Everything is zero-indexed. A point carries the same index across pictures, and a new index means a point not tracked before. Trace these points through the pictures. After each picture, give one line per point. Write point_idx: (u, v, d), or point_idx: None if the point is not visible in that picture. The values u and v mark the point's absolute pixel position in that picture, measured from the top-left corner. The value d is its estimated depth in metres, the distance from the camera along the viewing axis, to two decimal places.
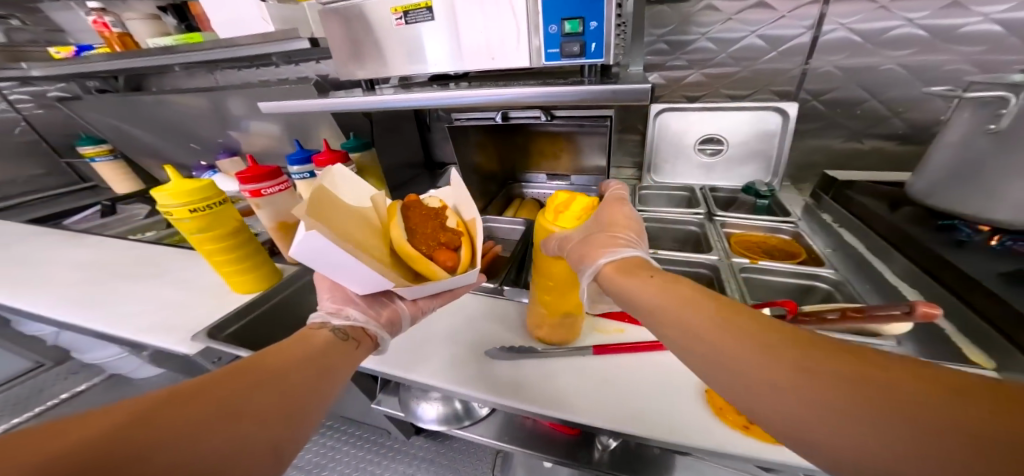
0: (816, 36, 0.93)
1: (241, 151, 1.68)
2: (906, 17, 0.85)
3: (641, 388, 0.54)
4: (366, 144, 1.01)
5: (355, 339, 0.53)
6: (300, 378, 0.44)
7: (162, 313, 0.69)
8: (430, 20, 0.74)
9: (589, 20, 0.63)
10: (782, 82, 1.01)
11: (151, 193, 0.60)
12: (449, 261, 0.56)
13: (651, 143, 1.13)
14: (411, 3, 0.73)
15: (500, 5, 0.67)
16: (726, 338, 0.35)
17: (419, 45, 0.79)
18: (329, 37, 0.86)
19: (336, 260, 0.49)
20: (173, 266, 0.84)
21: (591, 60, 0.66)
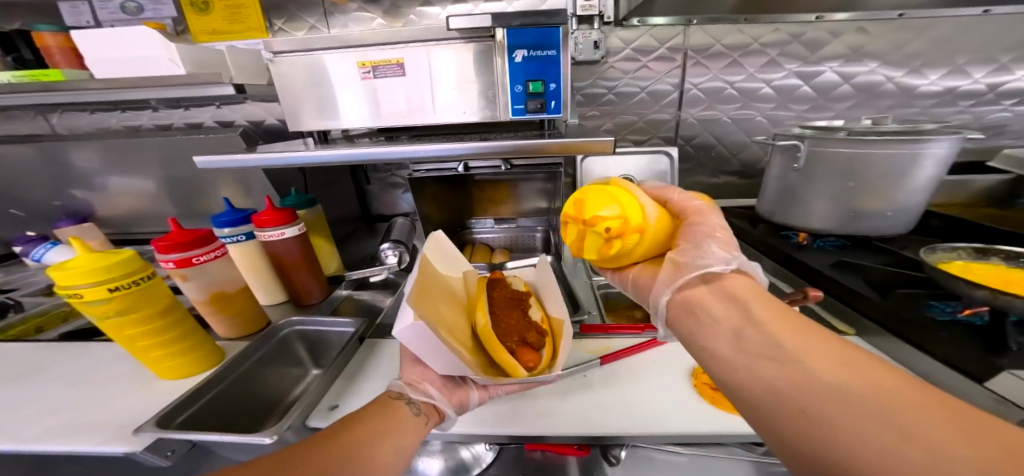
0: (681, 93, 1.26)
1: (94, 216, 1.30)
2: (728, 80, 1.22)
3: (648, 396, 0.60)
4: (309, 199, 0.86)
5: (427, 416, 0.52)
6: (373, 454, 0.45)
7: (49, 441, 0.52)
8: (401, 75, 0.79)
9: (549, 82, 0.76)
10: (665, 130, 1.32)
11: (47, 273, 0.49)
12: (530, 362, 0.61)
13: (581, 185, 1.32)
14: (382, 59, 0.78)
15: (472, 68, 0.77)
16: (830, 399, 0.31)
17: (386, 100, 0.82)
18: (276, 84, 0.84)
19: (428, 348, 0.56)
20: (52, 363, 0.70)
21: (551, 115, 0.79)
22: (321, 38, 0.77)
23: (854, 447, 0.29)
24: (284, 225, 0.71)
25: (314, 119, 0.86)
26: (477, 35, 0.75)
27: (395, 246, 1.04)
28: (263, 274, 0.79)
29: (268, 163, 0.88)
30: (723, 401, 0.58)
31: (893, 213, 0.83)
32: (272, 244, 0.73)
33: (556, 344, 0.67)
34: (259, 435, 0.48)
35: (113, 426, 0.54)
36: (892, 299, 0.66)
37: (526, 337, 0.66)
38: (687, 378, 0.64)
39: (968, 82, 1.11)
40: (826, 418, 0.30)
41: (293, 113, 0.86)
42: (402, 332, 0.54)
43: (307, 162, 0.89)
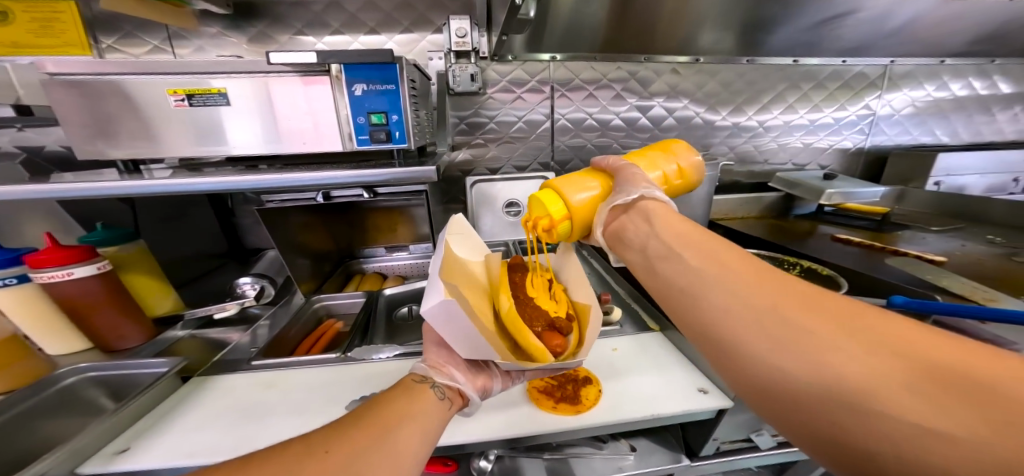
0: (552, 123, 1.41)
1: None
2: (588, 112, 1.40)
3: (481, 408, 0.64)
4: (131, 233, 0.80)
5: (450, 400, 0.56)
6: (403, 436, 0.46)
7: None
8: (225, 105, 0.77)
9: (390, 114, 0.80)
10: (544, 156, 1.46)
11: None
12: (556, 345, 0.64)
13: (473, 208, 1.38)
14: (199, 88, 0.75)
15: (313, 98, 0.77)
16: (716, 289, 0.37)
17: (223, 130, 0.79)
18: (52, 107, 0.75)
19: (456, 324, 0.58)
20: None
21: (396, 144, 0.82)
22: (111, 63, 0.71)
23: (727, 322, 0.35)
24: (72, 265, 0.63)
25: (164, 144, 0.79)
26: (311, 69, 0.75)
27: (256, 281, 1.02)
28: (49, 321, 0.67)
29: (65, 194, 0.77)
30: (544, 401, 0.64)
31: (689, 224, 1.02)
32: (55, 286, 0.63)
33: (581, 326, 0.70)
34: None
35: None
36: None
37: (552, 321, 0.69)
38: (523, 384, 0.70)
39: (745, 118, 1.42)
40: (706, 303, 0.37)
41: (98, 140, 0.78)
42: (432, 311, 0.57)
43: (109, 194, 0.79)
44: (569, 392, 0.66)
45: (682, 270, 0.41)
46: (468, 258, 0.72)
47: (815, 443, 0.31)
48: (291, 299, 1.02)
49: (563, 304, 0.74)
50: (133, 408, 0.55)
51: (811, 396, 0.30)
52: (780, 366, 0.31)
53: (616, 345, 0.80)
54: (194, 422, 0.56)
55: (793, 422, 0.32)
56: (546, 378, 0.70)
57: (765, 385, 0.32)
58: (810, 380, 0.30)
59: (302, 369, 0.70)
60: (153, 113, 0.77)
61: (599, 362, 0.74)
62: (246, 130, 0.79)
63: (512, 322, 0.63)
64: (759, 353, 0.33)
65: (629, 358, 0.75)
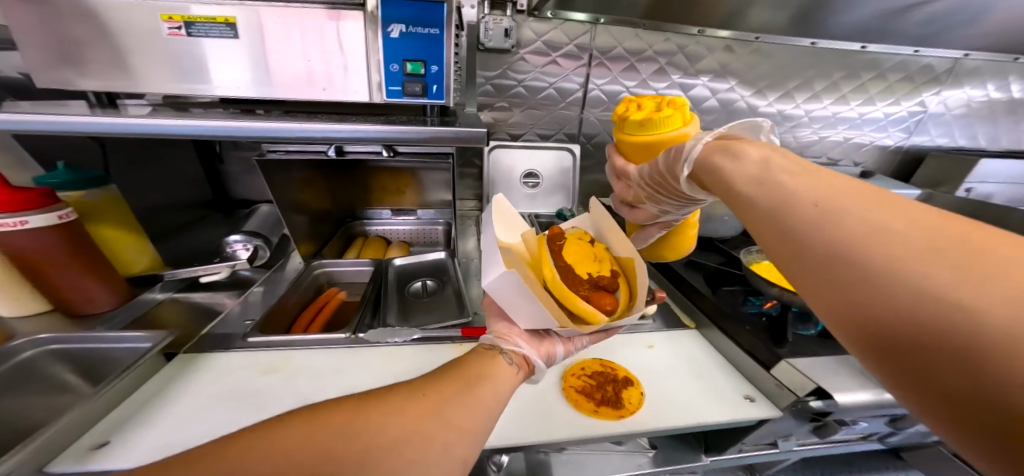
0: (585, 93, 1.28)
1: None
2: (626, 85, 1.28)
3: (514, 406, 0.58)
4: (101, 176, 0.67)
5: (517, 366, 0.49)
6: (482, 393, 0.41)
7: None
8: (232, 39, 0.63)
9: (430, 64, 0.68)
10: (570, 126, 1.34)
11: None
12: (608, 305, 0.53)
13: (487, 175, 1.26)
14: (203, 15, 0.61)
15: (331, 31, 0.64)
16: (859, 204, 0.31)
17: (226, 65, 0.65)
18: (11, 24, 0.60)
19: (520, 296, 0.51)
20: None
21: (433, 100, 0.71)
22: None
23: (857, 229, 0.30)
24: (25, 213, 0.52)
25: (150, 79, 0.65)
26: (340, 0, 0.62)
27: (247, 240, 0.86)
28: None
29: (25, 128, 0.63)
30: (583, 403, 0.59)
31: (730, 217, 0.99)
32: (4, 237, 0.52)
33: (630, 280, 0.58)
34: None
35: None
36: (720, 296, 0.81)
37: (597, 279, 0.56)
38: (556, 381, 0.64)
39: (791, 106, 1.34)
40: (836, 215, 0.31)
41: (58, 64, 0.63)
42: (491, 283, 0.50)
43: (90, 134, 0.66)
44: (610, 394, 0.60)
45: (805, 188, 0.34)
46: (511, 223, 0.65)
47: (906, 382, 0.26)
48: (289, 265, 0.91)
49: (608, 259, 0.60)
50: (118, 386, 0.47)
51: (953, 319, 0.24)
52: (921, 285, 0.25)
53: (650, 341, 0.74)
54: (189, 410, 0.47)
55: (897, 357, 0.27)
56: (583, 377, 0.64)
57: (892, 308, 0.26)
58: (967, 305, 0.24)
59: (303, 354, 0.60)
60: (139, 42, 0.62)
61: (639, 361, 0.68)
62: (233, 66, 0.66)
63: (557, 290, 0.53)
64: (898, 268, 0.27)
65: (672, 359, 0.69)
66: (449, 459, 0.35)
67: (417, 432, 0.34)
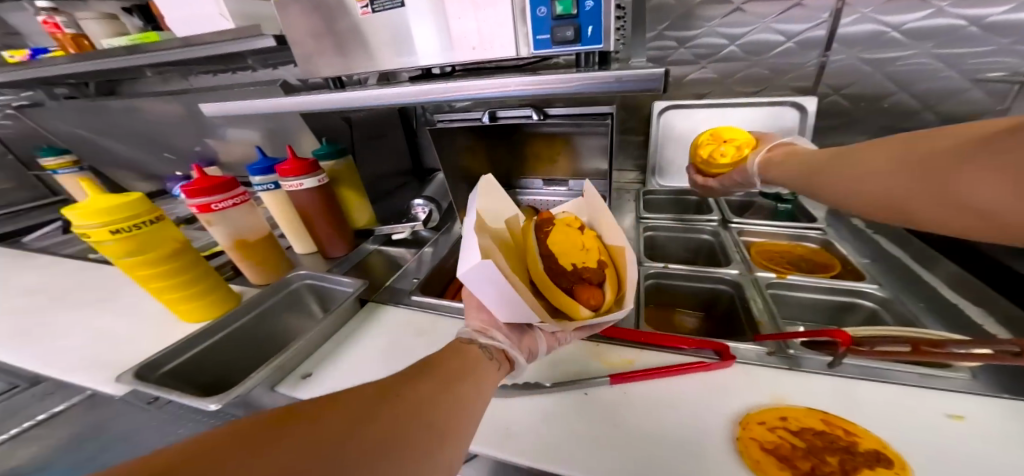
0: (834, 28, 0.83)
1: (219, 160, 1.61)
2: (938, 5, 0.75)
3: (660, 440, 0.42)
4: (341, 150, 0.86)
5: (498, 362, 0.44)
6: (467, 390, 0.36)
7: (97, 350, 0.61)
8: (400, 6, 0.66)
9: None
10: (797, 77, 0.91)
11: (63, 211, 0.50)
12: (592, 300, 0.47)
13: (656, 144, 1.04)
14: None
15: None
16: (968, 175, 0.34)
17: (400, 38, 0.70)
18: (285, 32, 0.76)
19: (495, 293, 0.44)
20: (126, 288, 0.80)
21: (588, 46, 0.56)
22: None
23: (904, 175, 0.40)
24: (303, 176, 0.76)
25: (356, 59, 0.75)
26: None
27: (427, 203, 0.97)
28: (292, 222, 0.85)
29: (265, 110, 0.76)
30: (774, 469, 0.38)
31: None
32: (296, 194, 0.78)
33: (618, 271, 0.51)
34: (205, 402, 0.45)
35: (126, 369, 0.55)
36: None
37: (579, 270, 0.49)
38: (726, 424, 0.43)
39: None
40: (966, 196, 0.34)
41: (303, 57, 0.78)
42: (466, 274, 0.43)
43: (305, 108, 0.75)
44: (832, 472, 0.37)
45: (858, 172, 0.45)
46: (501, 207, 0.57)
47: None
48: (453, 229, 1.01)
49: (596, 248, 0.52)
50: (326, 325, 0.61)
51: None
52: None
53: (951, 408, 0.43)
54: (356, 361, 0.58)
55: None
56: (780, 432, 0.41)
57: None
58: None
59: (447, 323, 0.65)
60: (348, 36, 0.73)
61: (908, 438, 0.40)
62: (426, 36, 0.68)
63: (541, 284, 0.47)
64: (967, 178, 0.33)
65: (1003, 467, 0.36)
66: (434, 463, 0.30)
67: (396, 443, 0.29)
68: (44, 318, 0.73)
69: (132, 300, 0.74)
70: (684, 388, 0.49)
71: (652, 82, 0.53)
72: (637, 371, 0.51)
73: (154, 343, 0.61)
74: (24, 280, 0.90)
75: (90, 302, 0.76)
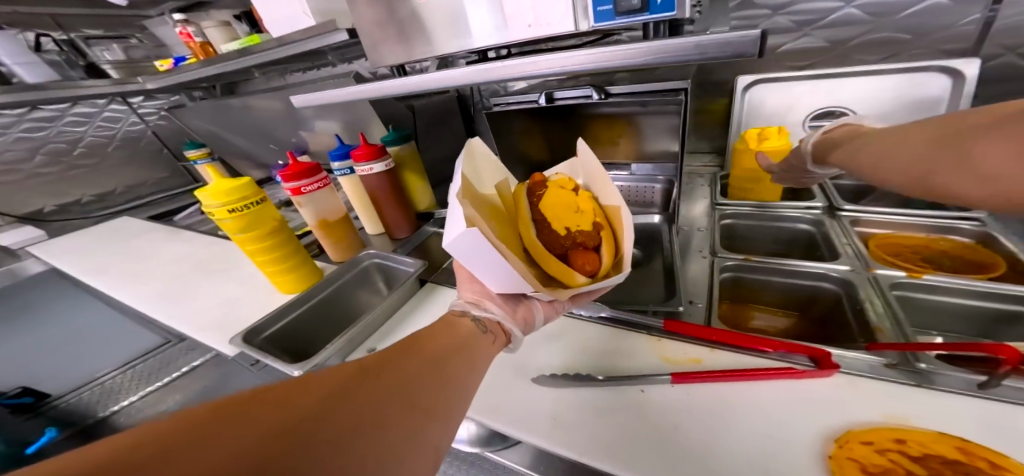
0: None
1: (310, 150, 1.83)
2: None
3: (733, 454, 0.37)
4: (405, 136, 0.90)
5: (493, 334, 0.46)
6: (454, 372, 0.37)
7: (215, 312, 0.74)
8: None
9: None
10: (953, 30, 0.71)
11: (197, 193, 0.62)
12: (588, 265, 0.46)
13: (737, 123, 0.92)
14: None
15: None
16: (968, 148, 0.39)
17: (459, 22, 0.70)
18: (356, 23, 0.82)
19: (485, 261, 0.44)
20: (241, 260, 0.94)
21: (656, 15, 0.50)
22: None
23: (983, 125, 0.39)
24: (373, 162, 0.81)
25: (416, 47, 0.79)
26: None
27: None
28: (364, 205, 0.92)
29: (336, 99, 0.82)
30: None
31: None
32: (365, 179, 0.85)
33: (618, 233, 0.50)
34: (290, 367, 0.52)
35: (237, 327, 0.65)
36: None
37: (572, 235, 0.49)
38: (817, 445, 0.37)
39: None
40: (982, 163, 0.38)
41: (374, 45, 0.84)
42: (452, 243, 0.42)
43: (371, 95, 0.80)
44: None
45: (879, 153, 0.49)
46: (491, 173, 0.56)
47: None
48: None
49: (591, 209, 0.51)
50: (392, 300, 0.66)
51: None
52: None
53: None
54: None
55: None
56: (893, 456, 0.34)
57: None
58: None
59: None
60: (411, 24, 0.76)
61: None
62: (480, 15, 0.67)
63: (534, 251, 0.48)
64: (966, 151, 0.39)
65: None
66: (422, 443, 0.31)
67: (379, 416, 0.30)
68: (185, 282, 0.90)
69: (242, 271, 0.88)
70: (769, 395, 0.42)
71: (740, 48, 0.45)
72: (706, 371, 0.45)
73: (256, 309, 0.72)
74: (172, 251, 1.13)
75: (216, 270, 0.92)
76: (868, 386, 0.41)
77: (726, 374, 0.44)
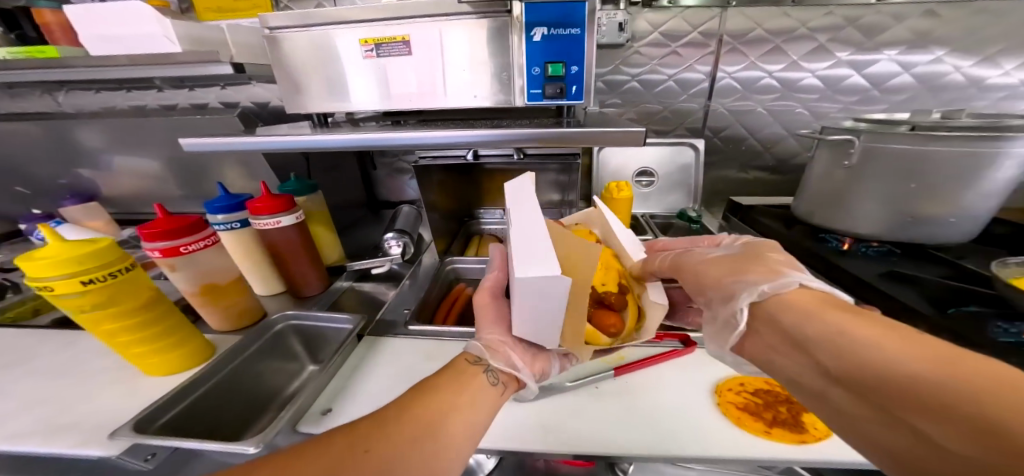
0: (712, 82, 1.14)
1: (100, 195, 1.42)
2: (767, 70, 1.10)
3: (666, 412, 0.54)
4: (311, 185, 0.89)
5: (503, 385, 0.50)
6: (448, 433, 0.42)
7: (2, 419, 0.49)
8: (407, 55, 0.70)
9: (571, 64, 0.65)
10: (692, 121, 1.20)
11: (12, 261, 0.42)
12: (613, 326, 0.52)
13: (595, 174, 1.23)
14: (384, 35, 0.70)
15: (463, 41, 0.68)
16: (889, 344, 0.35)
17: (388, 79, 0.74)
18: (276, 64, 0.75)
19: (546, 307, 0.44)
20: (34, 348, 0.65)
21: (571, 101, 0.68)
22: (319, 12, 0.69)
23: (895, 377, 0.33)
24: (280, 214, 0.75)
25: (347, 102, 0.77)
26: (493, 11, 0.65)
27: (399, 237, 1.00)
28: (255, 261, 0.81)
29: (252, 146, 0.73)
30: (750, 422, 0.51)
31: (959, 220, 0.70)
32: (266, 232, 0.77)
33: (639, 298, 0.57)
34: (244, 443, 0.44)
35: (92, 425, 0.47)
36: (956, 316, 0.56)
37: (600, 296, 0.55)
38: (709, 395, 0.57)
39: None
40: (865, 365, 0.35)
41: (291, 85, 0.78)
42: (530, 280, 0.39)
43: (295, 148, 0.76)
44: (786, 416, 0.52)
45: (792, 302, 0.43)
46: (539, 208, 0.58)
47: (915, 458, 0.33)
48: (428, 266, 1.05)
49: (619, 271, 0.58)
50: (327, 372, 0.59)
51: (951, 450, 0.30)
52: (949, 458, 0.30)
53: None
54: (377, 389, 0.59)
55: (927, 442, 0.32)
56: (744, 394, 0.56)
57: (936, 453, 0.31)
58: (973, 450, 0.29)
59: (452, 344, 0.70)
60: (336, 69, 0.75)
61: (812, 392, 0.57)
62: (410, 78, 0.73)
63: None
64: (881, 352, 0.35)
65: None
66: None
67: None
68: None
69: (37, 359, 0.61)
70: (673, 369, 0.63)
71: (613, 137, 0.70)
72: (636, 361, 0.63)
73: (96, 399, 0.51)
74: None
75: None
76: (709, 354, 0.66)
77: (643, 362, 0.63)
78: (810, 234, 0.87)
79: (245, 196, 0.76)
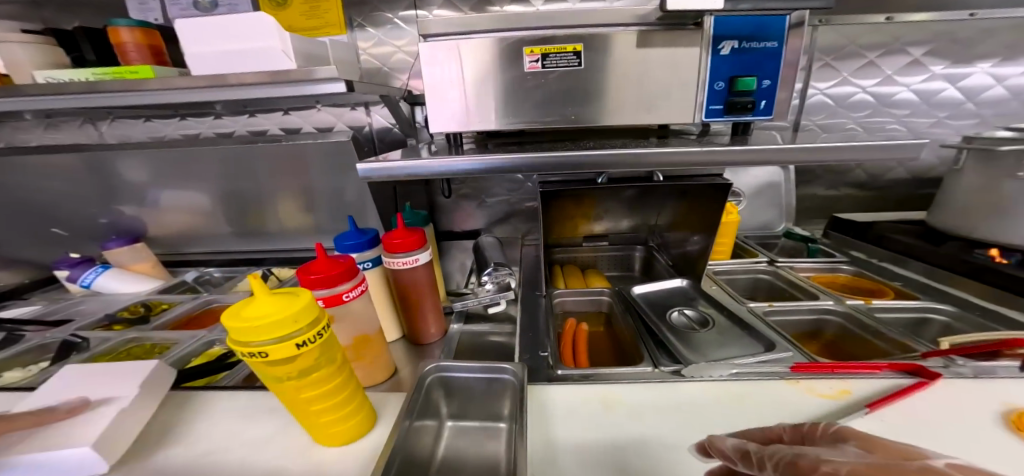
0: (803, 101, 1.13)
1: (145, 235, 1.33)
2: (860, 86, 1.10)
3: (975, 459, 0.45)
4: (425, 217, 0.81)
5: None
6: None
7: None
8: (577, 65, 0.67)
9: (763, 78, 0.66)
10: None
11: (224, 320, 0.38)
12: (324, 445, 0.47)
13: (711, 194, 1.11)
14: (554, 45, 0.66)
15: (637, 54, 0.66)
16: None
17: (546, 94, 0.70)
18: (429, 81, 0.69)
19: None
20: None
21: (758, 116, 0.68)
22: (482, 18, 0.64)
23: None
24: (417, 251, 0.69)
25: (508, 119, 0.72)
26: (677, 22, 0.64)
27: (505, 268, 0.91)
28: (381, 303, 0.76)
29: (419, 171, 0.67)
30: None
31: None
32: (400, 272, 0.70)
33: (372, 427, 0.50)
34: None
35: None
36: None
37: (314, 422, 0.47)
38: (1011, 432, 0.48)
39: None
40: None
41: (445, 99, 0.71)
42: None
43: (477, 166, 0.70)
44: None
45: None
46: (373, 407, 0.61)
47: None
48: (532, 299, 0.97)
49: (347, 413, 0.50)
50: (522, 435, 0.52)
51: None
52: None
53: None
54: (578, 452, 0.52)
55: None
56: None
57: None
58: None
59: (636, 389, 0.63)
60: (491, 84, 0.69)
61: None
62: (572, 92, 0.69)
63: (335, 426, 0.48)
64: None
65: None
66: None
67: None
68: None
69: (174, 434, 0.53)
70: (926, 403, 0.53)
71: (782, 152, 0.67)
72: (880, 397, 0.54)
73: None
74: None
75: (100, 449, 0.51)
76: (962, 383, 0.56)
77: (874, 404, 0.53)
78: (963, 250, 0.83)
79: (372, 232, 0.72)
